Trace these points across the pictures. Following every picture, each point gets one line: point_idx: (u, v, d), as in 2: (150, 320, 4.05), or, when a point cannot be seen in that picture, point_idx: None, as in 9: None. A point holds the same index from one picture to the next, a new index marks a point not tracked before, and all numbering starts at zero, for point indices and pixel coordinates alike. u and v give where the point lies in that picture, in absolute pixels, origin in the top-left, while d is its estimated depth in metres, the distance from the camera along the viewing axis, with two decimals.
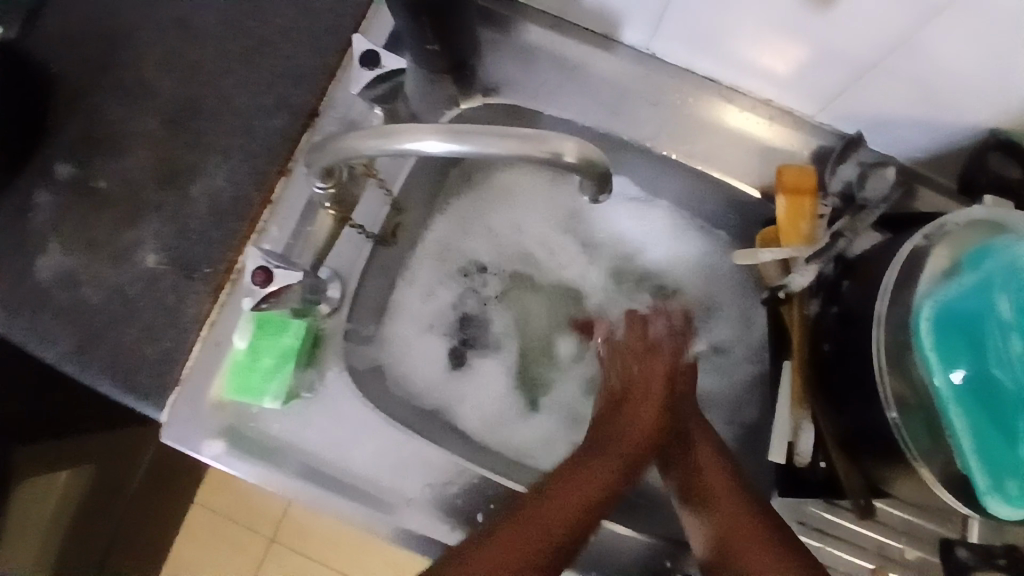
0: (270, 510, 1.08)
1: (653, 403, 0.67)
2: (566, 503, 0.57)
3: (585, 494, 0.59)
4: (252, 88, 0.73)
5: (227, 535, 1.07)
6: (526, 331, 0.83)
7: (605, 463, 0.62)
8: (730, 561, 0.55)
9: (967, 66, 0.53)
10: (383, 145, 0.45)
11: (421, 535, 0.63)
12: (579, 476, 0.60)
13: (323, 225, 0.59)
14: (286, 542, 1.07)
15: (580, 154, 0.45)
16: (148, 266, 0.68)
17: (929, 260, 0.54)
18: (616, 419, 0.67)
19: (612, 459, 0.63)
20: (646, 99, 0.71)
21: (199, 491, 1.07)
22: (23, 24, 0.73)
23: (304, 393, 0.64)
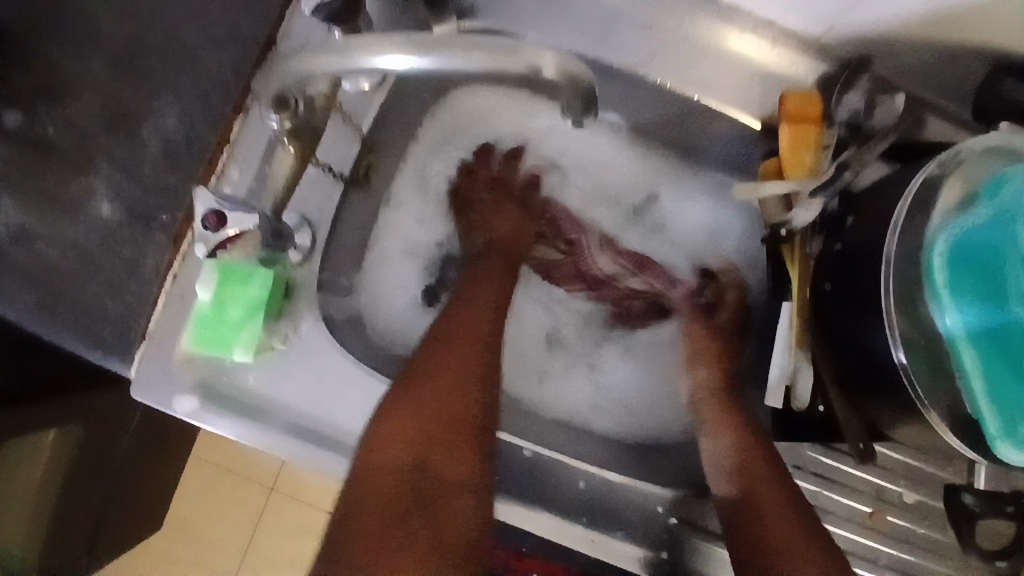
0: (268, 463, 1.07)
1: (517, 218, 0.74)
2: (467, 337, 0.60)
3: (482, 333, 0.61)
4: (199, 16, 0.66)
5: (225, 487, 1.06)
6: None
7: (489, 285, 0.67)
8: (758, 529, 0.56)
9: None
10: (338, 62, 0.39)
11: None
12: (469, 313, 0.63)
13: (283, 165, 0.53)
14: (288, 493, 1.06)
15: (560, 68, 0.40)
16: (103, 217, 0.64)
17: (943, 191, 0.50)
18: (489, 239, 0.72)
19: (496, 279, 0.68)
20: (636, 21, 0.64)
21: (196, 444, 1.06)
22: None
23: (276, 345, 0.61)
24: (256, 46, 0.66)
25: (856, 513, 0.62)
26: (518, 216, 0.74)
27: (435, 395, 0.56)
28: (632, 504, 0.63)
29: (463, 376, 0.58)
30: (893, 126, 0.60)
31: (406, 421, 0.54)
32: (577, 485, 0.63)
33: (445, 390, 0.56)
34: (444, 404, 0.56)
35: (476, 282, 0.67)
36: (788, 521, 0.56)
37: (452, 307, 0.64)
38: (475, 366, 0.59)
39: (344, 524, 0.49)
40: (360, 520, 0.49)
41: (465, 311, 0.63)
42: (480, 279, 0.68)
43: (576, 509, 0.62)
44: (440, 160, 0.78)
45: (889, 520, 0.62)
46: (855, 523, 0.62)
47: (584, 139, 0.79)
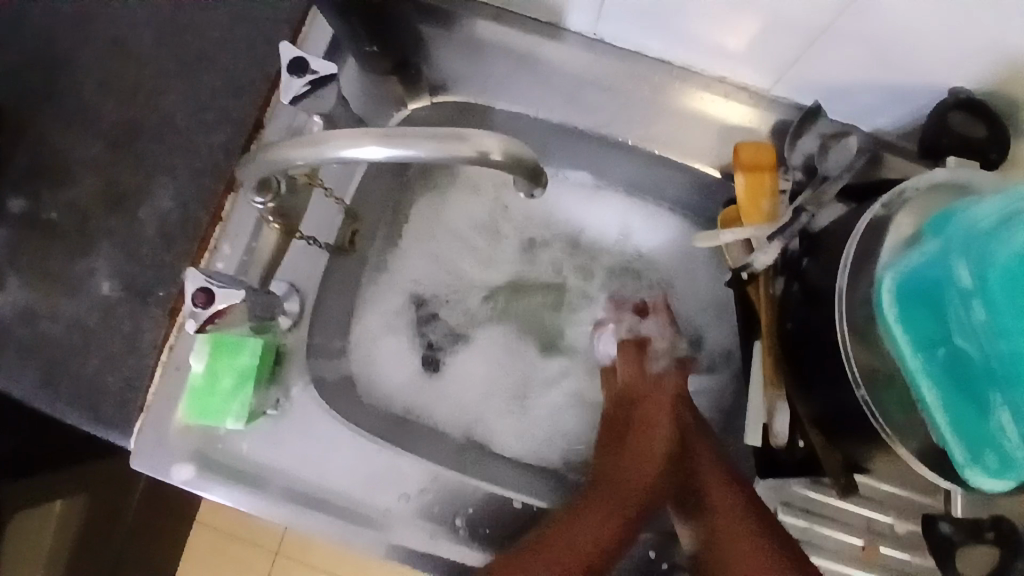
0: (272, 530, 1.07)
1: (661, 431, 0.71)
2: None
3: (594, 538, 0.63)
4: (194, 103, 0.71)
5: (230, 555, 1.06)
6: (507, 313, 0.82)
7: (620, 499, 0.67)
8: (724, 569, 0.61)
9: (920, 19, 0.52)
10: (311, 154, 0.43)
11: (415, 549, 0.62)
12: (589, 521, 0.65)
13: (269, 240, 0.59)
14: (293, 556, 1.06)
15: (506, 150, 0.44)
16: (103, 294, 0.66)
17: (891, 230, 0.53)
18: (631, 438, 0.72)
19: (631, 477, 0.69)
20: (601, 86, 0.69)
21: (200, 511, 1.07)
22: None
23: (269, 410, 0.63)
24: (246, 128, 0.71)
25: (850, 548, 0.62)
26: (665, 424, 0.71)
27: None
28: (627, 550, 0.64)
29: None
30: (846, 167, 0.62)
31: None
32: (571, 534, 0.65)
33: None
34: None
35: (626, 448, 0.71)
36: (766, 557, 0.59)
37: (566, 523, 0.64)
38: None
39: None
40: None
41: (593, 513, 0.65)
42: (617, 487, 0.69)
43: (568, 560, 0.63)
44: (431, 228, 0.81)
45: (883, 552, 0.62)
46: (848, 558, 0.62)
47: (555, 197, 0.82)
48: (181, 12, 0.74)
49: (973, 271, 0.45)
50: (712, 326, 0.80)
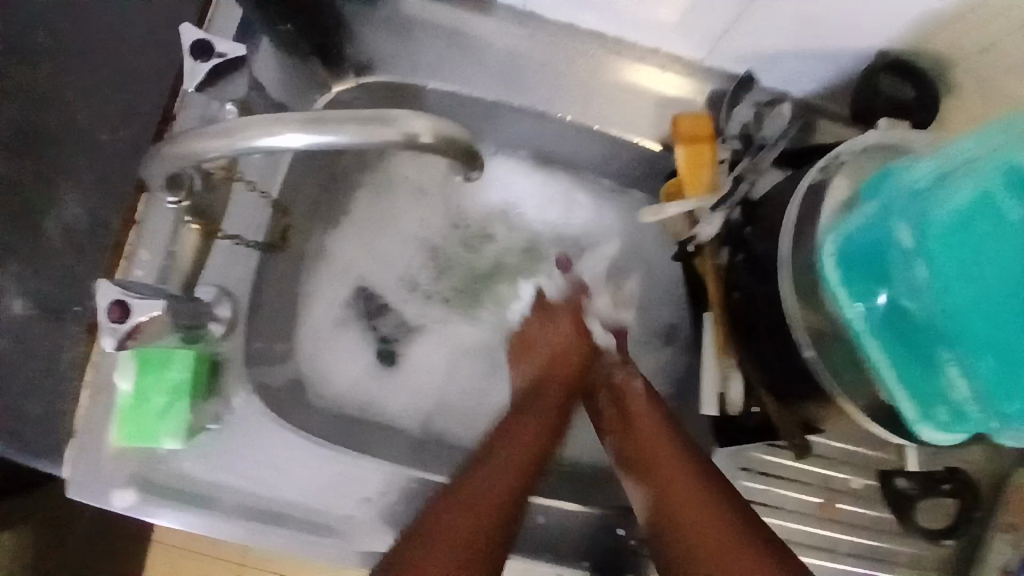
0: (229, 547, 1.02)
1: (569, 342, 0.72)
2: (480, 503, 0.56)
3: (516, 458, 0.61)
4: (94, 101, 0.65)
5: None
6: (461, 301, 0.79)
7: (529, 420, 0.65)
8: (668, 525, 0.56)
9: None
10: (223, 146, 0.39)
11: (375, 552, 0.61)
12: (507, 449, 0.62)
13: (187, 242, 0.56)
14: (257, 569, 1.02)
15: (437, 132, 0.42)
16: (10, 316, 0.59)
17: (828, 194, 0.53)
18: (539, 345, 0.72)
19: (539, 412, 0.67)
20: (535, 61, 0.67)
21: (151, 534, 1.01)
22: None
23: (208, 425, 0.59)
24: (155, 124, 0.65)
25: (809, 506, 0.64)
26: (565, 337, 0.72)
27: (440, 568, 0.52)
28: (591, 530, 0.65)
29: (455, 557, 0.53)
30: (782, 134, 0.63)
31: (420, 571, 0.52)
32: (538, 521, 0.64)
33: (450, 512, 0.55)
34: (452, 537, 0.53)
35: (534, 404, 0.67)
36: (727, 529, 0.54)
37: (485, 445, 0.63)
38: (480, 532, 0.55)
39: None
40: None
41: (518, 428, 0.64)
42: (535, 403, 0.68)
43: (539, 546, 0.64)
44: (371, 219, 0.77)
45: (841, 507, 0.64)
46: (808, 516, 0.63)
47: (496, 180, 0.79)
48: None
49: (917, 231, 0.44)
50: (666, 302, 0.79)
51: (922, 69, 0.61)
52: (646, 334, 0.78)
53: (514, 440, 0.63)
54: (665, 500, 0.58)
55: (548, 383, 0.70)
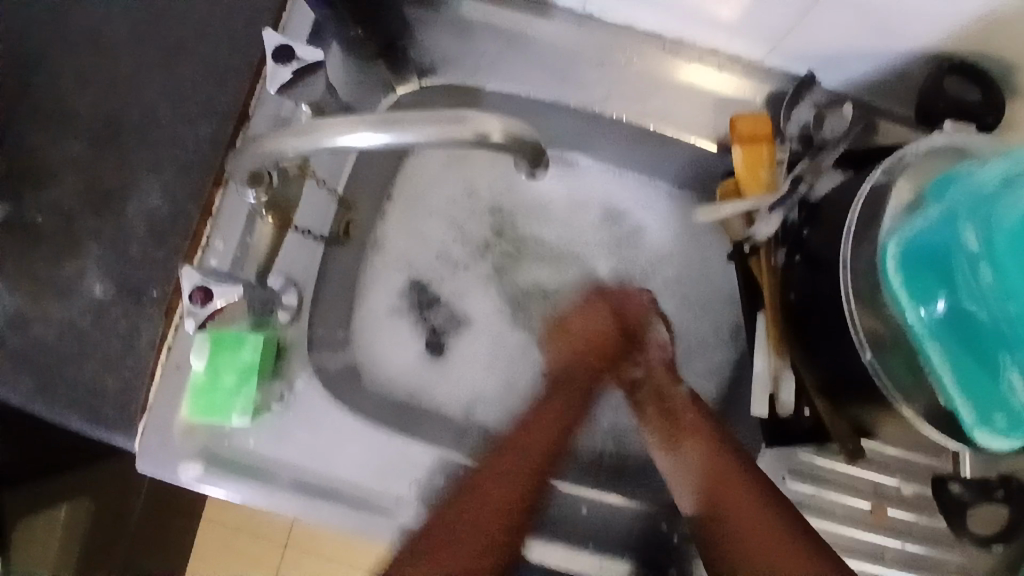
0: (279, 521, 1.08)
1: (606, 330, 0.72)
2: (475, 518, 0.61)
3: (518, 468, 0.65)
4: (173, 97, 0.68)
5: (238, 547, 1.07)
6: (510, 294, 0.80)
7: (527, 453, 0.67)
8: (722, 515, 0.60)
9: None
10: (305, 144, 0.42)
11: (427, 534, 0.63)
12: (503, 468, 0.65)
13: (265, 234, 0.59)
14: (303, 547, 1.07)
15: (507, 130, 0.43)
16: (95, 296, 0.64)
17: (892, 195, 0.53)
18: (563, 342, 0.73)
19: (550, 429, 0.70)
20: (591, 61, 0.67)
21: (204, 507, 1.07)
22: None
23: (274, 405, 0.62)
24: (231, 119, 0.68)
25: (859, 512, 0.63)
26: (601, 327, 0.72)
27: (445, 547, 0.60)
28: (640, 529, 0.66)
29: (451, 560, 0.59)
30: (843, 134, 0.63)
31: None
32: (580, 512, 0.67)
33: (468, 522, 0.60)
34: (460, 538, 0.60)
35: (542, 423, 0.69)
36: (774, 517, 0.57)
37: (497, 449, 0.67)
38: (499, 523, 0.61)
39: None
40: None
41: (499, 468, 0.65)
42: (526, 438, 0.68)
43: (581, 537, 0.65)
44: (424, 214, 0.79)
45: (890, 514, 0.63)
46: (857, 521, 0.63)
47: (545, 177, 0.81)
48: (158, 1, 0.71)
49: (984, 235, 0.44)
50: (714, 303, 0.79)
51: (988, 74, 0.60)
52: (695, 335, 0.79)
53: (505, 483, 0.64)
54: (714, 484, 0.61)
55: (573, 370, 0.73)
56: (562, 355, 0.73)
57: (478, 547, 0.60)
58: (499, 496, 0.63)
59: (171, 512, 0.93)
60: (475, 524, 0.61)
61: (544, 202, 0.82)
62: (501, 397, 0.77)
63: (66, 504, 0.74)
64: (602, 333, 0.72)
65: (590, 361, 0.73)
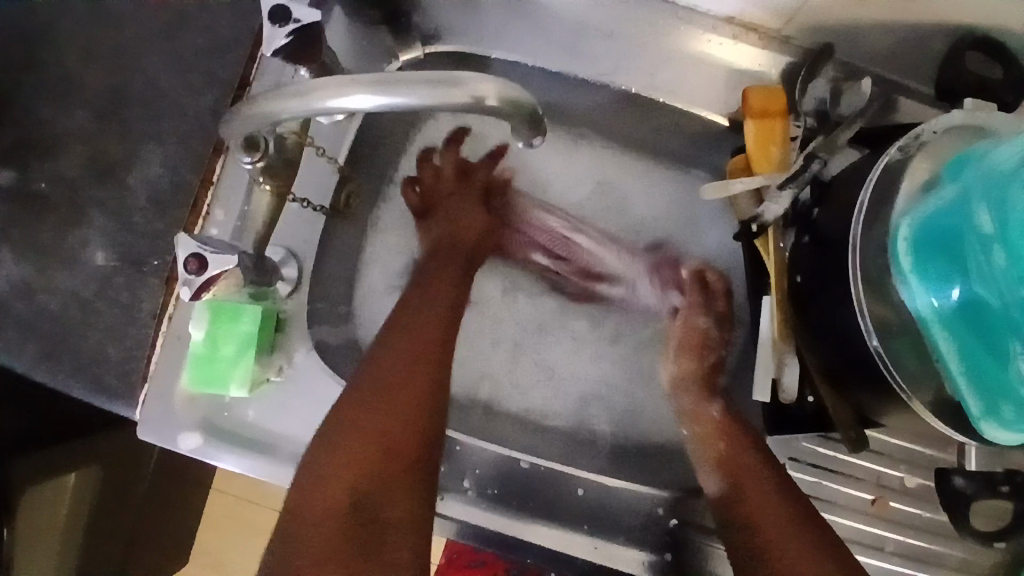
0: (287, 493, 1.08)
1: (477, 210, 0.74)
2: (378, 384, 0.57)
3: (426, 330, 0.61)
4: (176, 66, 0.67)
5: (246, 518, 1.08)
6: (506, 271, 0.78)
7: (436, 295, 0.65)
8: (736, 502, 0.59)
9: None
10: (299, 107, 0.41)
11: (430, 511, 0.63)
12: (417, 321, 0.62)
13: (263, 202, 0.58)
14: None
15: (503, 95, 0.42)
16: (98, 265, 0.63)
17: (907, 175, 0.51)
18: (450, 205, 0.73)
19: (445, 292, 0.66)
20: (599, 32, 0.65)
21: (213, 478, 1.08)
22: None
23: (273, 377, 0.62)
24: (232, 89, 0.67)
25: (860, 503, 0.63)
26: (478, 215, 0.73)
27: (351, 438, 0.54)
28: (638, 509, 0.64)
29: (365, 435, 0.54)
30: (861, 111, 0.60)
31: (324, 470, 0.52)
32: (576, 492, 0.64)
33: (373, 408, 0.55)
34: (378, 431, 0.54)
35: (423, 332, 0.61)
36: (801, 540, 0.54)
37: (395, 312, 0.64)
38: (412, 396, 0.57)
39: (287, 539, 0.49)
40: (303, 547, 0.49)
41: (401, 341, 0.60)
42: (431, 294, 0.65)
43: (576, 518, 0.63)
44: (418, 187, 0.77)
45: (892, 505, 0.63)
46: (859, 512, 0.63)
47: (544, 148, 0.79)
48: None
49: (998, 214, 0.42)
50: (721, 285, 0.77)
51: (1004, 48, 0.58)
52: None
53: (391, 364, 0.58)
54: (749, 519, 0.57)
55: (449, 249, 0.70)
56: (453, 208, 0.72)
57: (366, 444, 0.53)
58: (413, 364, 0.59)
59: (178, 484, 0.94)
60: (410, 383, 0.57)
61: (543, 176, 0.79)
62: (501, 372, 0.76)
63: (76, 472, 0.74)
64: (474, 214, 0.73)
65: (460, 239, 0.71)
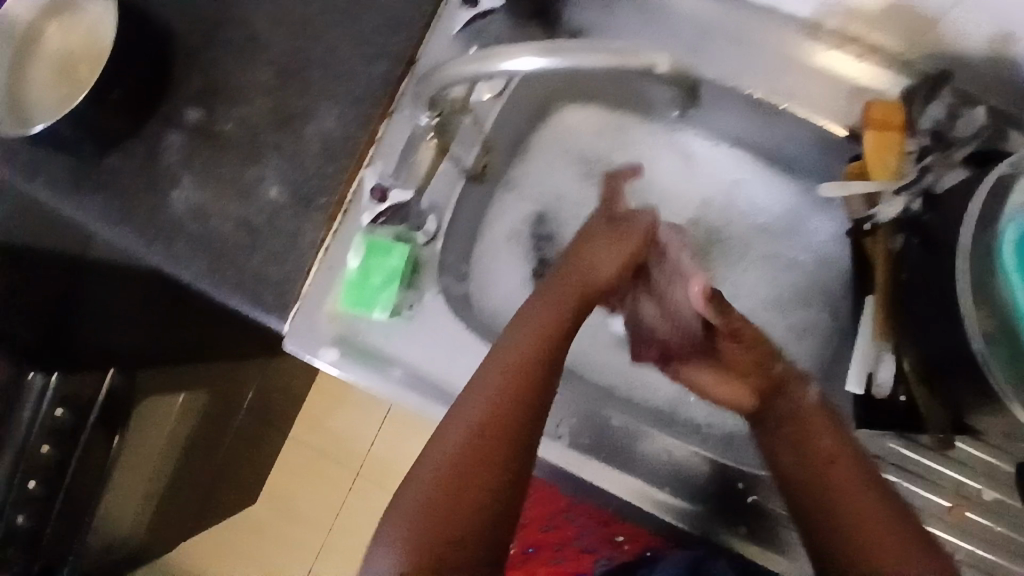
0: (355, 452, 1.21)
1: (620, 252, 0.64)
2: (495, 390, 0.51)
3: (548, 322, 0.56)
4: (355, 38, 0.77)
5: (318, 470, 1.21)
6: None
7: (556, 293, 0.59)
8: (822, 476, 0.54)
9: None
10: (484, 66, 0.50)
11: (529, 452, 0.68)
12: (538, 310, 0.58)
13: (426, 156, 0.70)
14: (370, 478, 1.20)
15: (672, 64, 0.49)
16: (270, 199, 0.73)
17: (1015, 189, 0.56)
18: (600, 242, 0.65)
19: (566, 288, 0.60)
20: (731, 39, 0.72)
21: (294, 427, 1.22)
22: None
23: (405, 310, 0.71)
24: (400, 63, 0.76)
25: (937, 509, 0.65)
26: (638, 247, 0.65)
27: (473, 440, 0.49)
28: (714, 476, 0.68)
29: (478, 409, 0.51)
30: (973, 136, 0.64)
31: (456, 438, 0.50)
32: (663, 456, 0.69)
33: (486, 408, 0.51)
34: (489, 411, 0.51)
35: (580, 272, 0.62)
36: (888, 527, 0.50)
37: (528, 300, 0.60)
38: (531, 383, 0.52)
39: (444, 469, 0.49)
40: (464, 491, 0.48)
41: (520, 329, 0.56)
42: (545, 293, 0.60)
43: (660, 479, 0.68)
44: (545, 167, 0.84)
45: (969, 516, 0.65)
46: (936, 517, 0.65)
47: (664, 142, 0.84)
48: None
49: None
50: (818, 291, 0.80)
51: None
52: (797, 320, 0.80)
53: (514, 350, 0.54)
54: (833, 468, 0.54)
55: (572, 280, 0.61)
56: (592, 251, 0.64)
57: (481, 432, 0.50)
58: (522, 361, 0.53)
59: (256, 409, 1.03)
60: (527, 366, 0.53)
61: (653, 169, 0.84)
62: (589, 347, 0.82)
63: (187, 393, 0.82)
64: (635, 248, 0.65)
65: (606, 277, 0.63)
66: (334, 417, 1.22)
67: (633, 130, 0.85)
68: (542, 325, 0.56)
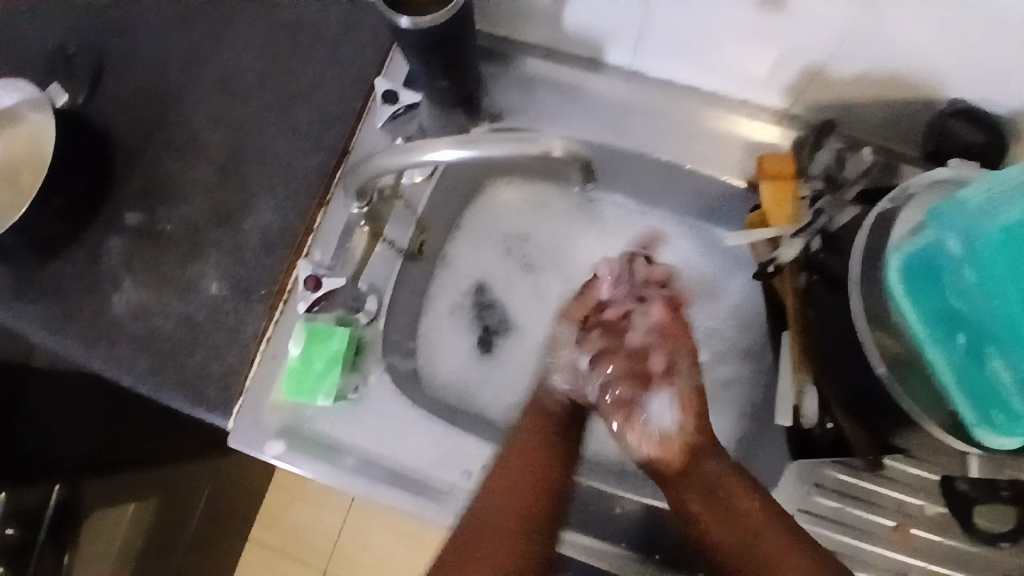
0: (320, 545, 1.18)
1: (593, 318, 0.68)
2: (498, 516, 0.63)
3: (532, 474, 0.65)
4: (290, 133, 0.81)
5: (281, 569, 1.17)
6: (545, 314, 0.88)
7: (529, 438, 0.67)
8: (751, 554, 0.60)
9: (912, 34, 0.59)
10: (408, 157, 0.55)
11: None
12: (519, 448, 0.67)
13: (360, 242, 0.76)
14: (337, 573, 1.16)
15: (566, 148, 0.54)
16: (211, 293, 0.74)
17: (898, 223, 0.62)
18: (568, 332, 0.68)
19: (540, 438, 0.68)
20: (637, 113, 0.79)
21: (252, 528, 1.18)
22: (87, 93, 0.82)
23: (350, 393, 0.72)
24: (334, 154, 0.80)
25: (883, 530, 0.68)
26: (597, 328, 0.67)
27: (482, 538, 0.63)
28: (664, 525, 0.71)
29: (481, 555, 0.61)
30: (861, 175, 0.71)
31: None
32: (614, 511, 0.72)
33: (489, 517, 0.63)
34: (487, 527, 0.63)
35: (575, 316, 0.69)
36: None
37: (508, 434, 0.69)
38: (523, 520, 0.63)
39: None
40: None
41: (509, 461, 0.66)
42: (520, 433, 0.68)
43: (614, 535, 0.70)
44: (479, 238, 0.89)
45: (914, 533, 0.68)
46: (881, 539, 0.68)
47: (585, 206, 0.90)
48: (279, 57, 0.85)
49: (964, 242, 0.52)
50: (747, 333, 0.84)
51: (993, 121, 0.67)
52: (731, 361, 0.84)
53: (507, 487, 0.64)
54: (774, 562, 0.59)
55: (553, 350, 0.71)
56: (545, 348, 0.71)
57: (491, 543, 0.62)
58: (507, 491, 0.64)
59: (217, 514, 1.02)
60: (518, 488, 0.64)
61: (575, 233, 0.90)
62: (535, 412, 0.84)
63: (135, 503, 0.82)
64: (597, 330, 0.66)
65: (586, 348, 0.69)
66: (295, 510, 1.19)
67: (552, 198, 0.90)
68: (528, 455, 0.66)
